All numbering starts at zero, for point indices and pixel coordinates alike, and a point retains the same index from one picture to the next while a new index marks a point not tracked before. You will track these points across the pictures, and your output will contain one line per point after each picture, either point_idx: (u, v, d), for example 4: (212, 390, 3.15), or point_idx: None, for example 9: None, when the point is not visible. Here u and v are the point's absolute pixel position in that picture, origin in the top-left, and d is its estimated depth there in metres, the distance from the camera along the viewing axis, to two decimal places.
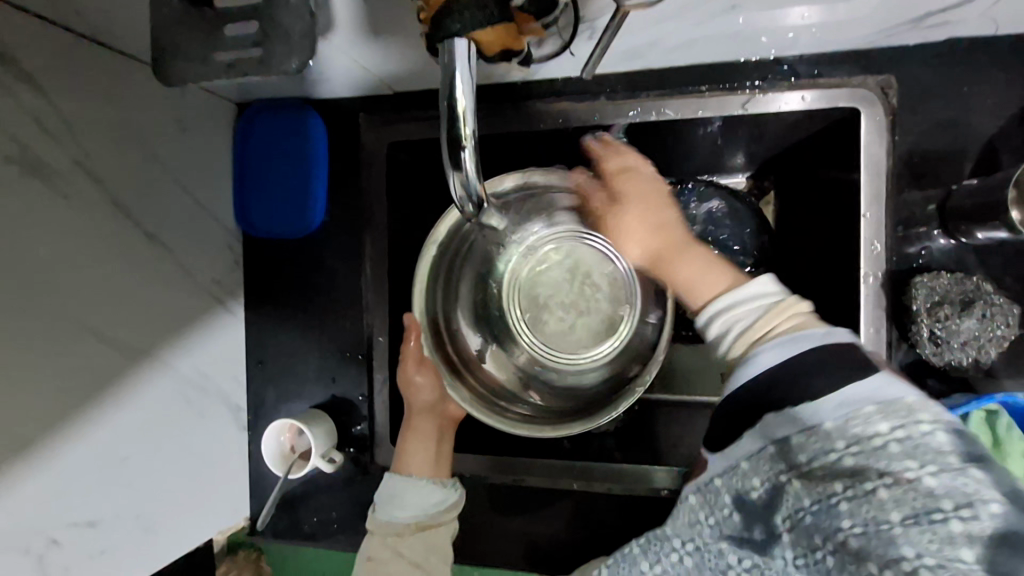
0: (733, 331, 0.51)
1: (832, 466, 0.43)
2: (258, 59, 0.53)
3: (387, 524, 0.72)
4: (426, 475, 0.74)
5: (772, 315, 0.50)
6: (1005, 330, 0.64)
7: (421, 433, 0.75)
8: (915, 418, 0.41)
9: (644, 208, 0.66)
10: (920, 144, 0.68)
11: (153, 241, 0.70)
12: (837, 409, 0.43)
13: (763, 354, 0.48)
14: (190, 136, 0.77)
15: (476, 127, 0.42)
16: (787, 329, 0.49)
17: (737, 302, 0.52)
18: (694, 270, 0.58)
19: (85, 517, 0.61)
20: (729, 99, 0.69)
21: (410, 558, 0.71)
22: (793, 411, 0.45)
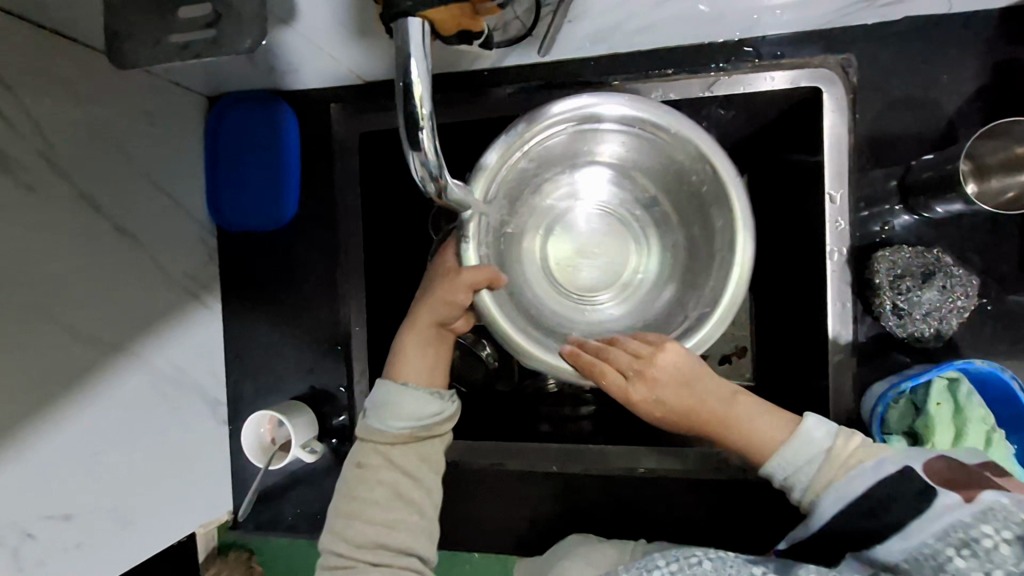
0: (799, 487, 0.54)
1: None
2: (211, 40, 0.56)
3: (380, 431, 0.64)
4: (422, 385, 0.65)
5: (841, 456, 0.53)
6: (966, 301, 0.65)
7: (425, 339, 0.66)
8: (976, 533, 0.42)
9: (684, 394, 0.56)
10: (881, 122, 0.70)
11: (123, 234, 0.70)
12: (909, 538, 0.46)
13: (823, 507, 0.52)
14: (159, 129, 0.76)
15: (433, 107, 0.43)
16: (850, 473, 0.52)
17: (795, 460, 0.54)
18: (762, 428, 0.56)
19: (60, 511, 0.61)
20: (694, 82, 0.70)
21: (404, 467, 0.64)
22: (885, 547, 0.48)
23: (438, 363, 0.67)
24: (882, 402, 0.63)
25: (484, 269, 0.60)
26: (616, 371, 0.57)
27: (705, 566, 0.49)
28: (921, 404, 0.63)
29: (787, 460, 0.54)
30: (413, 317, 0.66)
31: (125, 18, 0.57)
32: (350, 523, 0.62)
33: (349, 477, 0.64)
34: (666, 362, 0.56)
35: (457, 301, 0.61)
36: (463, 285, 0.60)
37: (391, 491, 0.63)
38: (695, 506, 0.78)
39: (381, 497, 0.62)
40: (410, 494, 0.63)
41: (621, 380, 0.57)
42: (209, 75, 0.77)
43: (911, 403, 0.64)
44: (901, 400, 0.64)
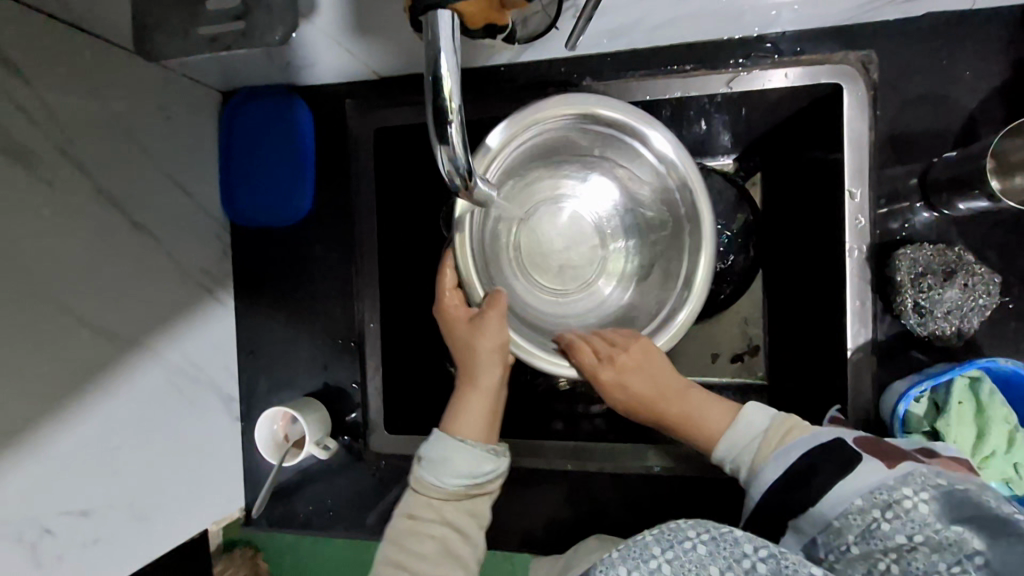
0: (744, 465, 0.56)
1: (857, 548, 0.45)
2: (241, 31, 0.59)
3: (434, 486, 0.60)
4: (479, 442, 0.62)
5: (777, 433, 0.55)
6: (987, 299, 0.65)
7: (485, 390, 0.63)
8: (897, 495, 0.45)
9: (649, 383, 0.60)
10: (901, 119, 0.69)
11: (139, 229, 0.70)
12: (839, 502, 0.48)
13: (763, 475, 0.53)
14: (175, 124, 0.76)
15: (462, 102, 0.43)
16: (778, 450, 0.53)
17: (739, 437, 0.56)
18: (714, 419, 0.59)
19: (78, 506, 0.60)
20: (714, 79, 0.69)
21: (457, 523, 0.60)
22: (811, 514, 0.49)
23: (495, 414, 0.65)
24: (904, 400, 0.62)
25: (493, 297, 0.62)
26: (593, 356, 0.61)
27: (699, 551, 0.45)
28: (943, 403, 0.63)
29: (733, 442, 0.57)
30: (472, 375, 0.64)
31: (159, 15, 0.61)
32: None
33: (399, 528, 0.60)
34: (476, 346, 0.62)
35: (491, 343, 0.62)
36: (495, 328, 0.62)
37: (441, 546, 0.59)
38: (710, 504, 0.77)
39: (429, 551, 0.58)
40: (458, 549, 0.59)
41: (596, 366, 0.60)
42: (224, 69, 0.76)
43: (934, 402, 0.63)
44: (923, 399, 0.63)
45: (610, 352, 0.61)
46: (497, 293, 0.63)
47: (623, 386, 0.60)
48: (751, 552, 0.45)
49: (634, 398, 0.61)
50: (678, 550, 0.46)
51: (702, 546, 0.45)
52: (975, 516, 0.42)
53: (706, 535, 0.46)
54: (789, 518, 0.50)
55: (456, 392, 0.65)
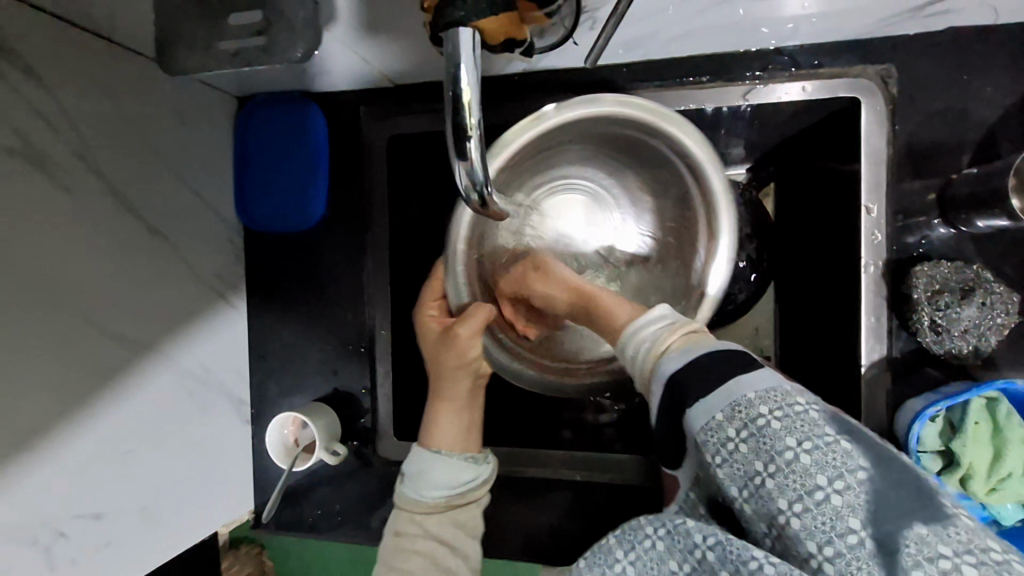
0: (641, 357, 0.53)
1: (746, 449, 0.43)
2: (262, 47, 0.63)
3: (416, 501, 0.65)
4: (457, 452, 0.66)
5: (680, 330, 0.51)
6: (1005, 318, 0.64)
7: (454, 403, 0.67)
8: (756, 411, 0.43)
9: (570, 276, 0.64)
10: (920, 134, 0.69)
11: (155, 234, 0.70)
12: (729, 400, 0.44)
13: (667, 365, 0.49)
14: (191, 129, 0.77)
15: (481, 116, 0.42)
16: (681, 343, 0.50)
17: (637, 330, 0.54)
18: (616, 317, 0.58)
19: (92, 510, 0.61)
20: (729, 91, 0.69)
21: (440, 536, 0.64)
22: (696, 410, 0.45)
23: (473, 420, 0.68)
24: (920, 418, 0.62)
25: (476, 310, 0.63)
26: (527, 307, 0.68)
27: (657, 548, 0.47)
28: (959, 423, 0.63)
29: (642, 332, 0.53)
30: (441, 391, 0.67)
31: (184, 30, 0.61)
32: None
33: (388, 549, 0.65)
34: (444, 363, 0.65)
35: (465, 355, 0.64)
36: (463, 341, 0.64)
37: (428, 561, 0.62)
38: None
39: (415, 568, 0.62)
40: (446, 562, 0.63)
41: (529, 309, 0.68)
42: (241, 77, 0.77)
43: (948, 421, 0.63)
44: (939, 418, 0.63)
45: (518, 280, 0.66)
46: (480, 305, 0.64)
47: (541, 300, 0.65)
48: (701, 542, 0.44)
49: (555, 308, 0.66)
50: (638, 550, 0.48)
51: (661, 542, 0.47)
52: (853, 427, 0.42)
53: (663, 530, 0.47)
54: (683, 420, 0.47)
55: (429, 405, 0.68)
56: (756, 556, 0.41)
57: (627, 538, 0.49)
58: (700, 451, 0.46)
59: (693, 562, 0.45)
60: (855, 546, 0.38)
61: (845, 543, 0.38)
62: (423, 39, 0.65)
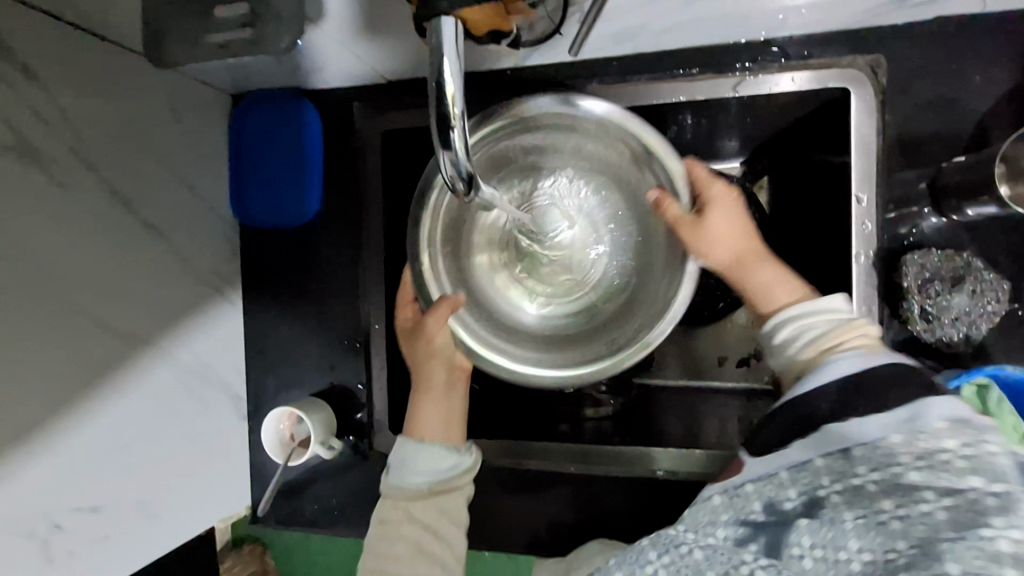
0: (800, 341, 0.55)
1: (917, 474, 0.41)
2: (248, 39, 0.60)
3: (399, 487, 0.66)
4: (439, 441, 0.67)
5: (850, 329, 0.53)
6: (995, 305, 0.64)
7: (433, 393, 0.68)
8: (943, 442, 0.42)
9: (739, 220, 0.60)
10: (910, 123, 0.69)
11: (150, 229, 0.71)
12: (906, 424, 0.44)
13: (840, 363, 0.50)
14: (185, 126, 0.77)
15: (465, 107, 0.43)
16: (866, 345, 0.52)
17: (807, 316, 0.56)
18: (780, 289, 0.59)
19: (89, 503, 0.62)
20: (719, 83, 0.69)
21: (427, 523, 0.65)
22: (832, 427, 0.47)
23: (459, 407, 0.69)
24: None
25: (442, 301, 0.62)
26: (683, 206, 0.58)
27: (695, 556, 0.48)
28: None
29: (804, 315, 0.56)
30: (421, 380, 0.68)
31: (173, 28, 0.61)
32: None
33: (374, 536, 0.66)
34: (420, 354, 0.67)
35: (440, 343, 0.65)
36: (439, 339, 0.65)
37: (414, 547, 0.64)
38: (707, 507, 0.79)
39: (403, 552, 0.64)
40: (432, 548, 0.65)
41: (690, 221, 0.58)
42: (235, 73, 0.77)
43: None
44: None
45: (712, 197, 0.60)
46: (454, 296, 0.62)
47: (715, 229, 0.59)
48: (751, 559, 0.45)
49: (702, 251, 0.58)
50: (674, 555, 0.49)
51: (700, 552, 0.48)
52: None
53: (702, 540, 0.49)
54: (826, 416, 0.49)
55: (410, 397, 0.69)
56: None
57: (660, 542, 0.51)
58: (850, 460, 0.45)
59: None
60: None
61: None
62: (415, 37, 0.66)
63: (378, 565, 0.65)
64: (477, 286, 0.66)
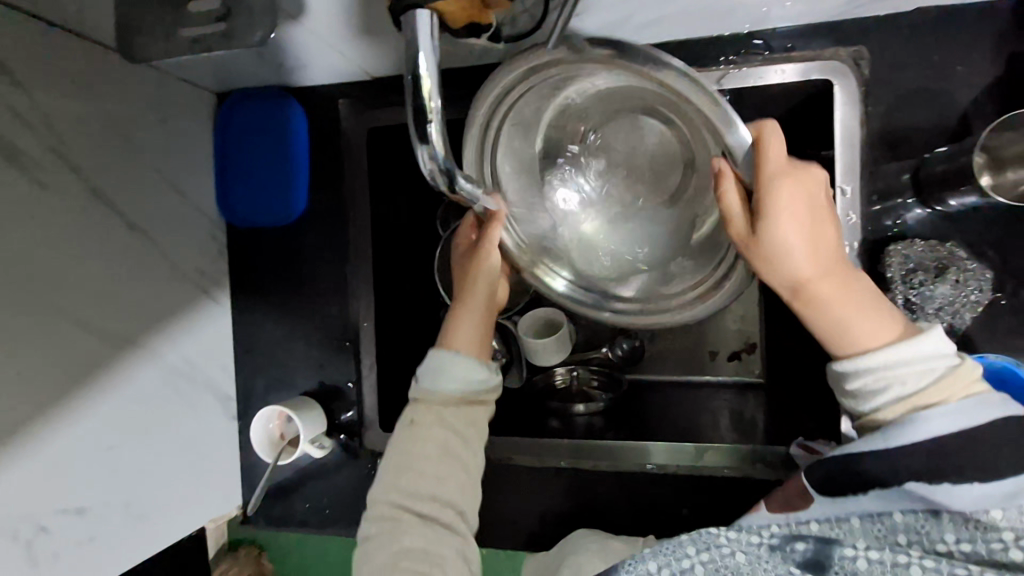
0: (892, 389, 0.50)
1: (1000, 547, 0.45)
2: (221, 33, 0.56)
3: (432, 392, 0.62)
4: (473, 354, 0.63)
5: (950, 380, 0.49)
6: (979, 295, 0.65)
7: (472, 305, 0.65)
8: None
9: (823, 228, 0.52)
10: (893, 115, 0.69)
11: (134, 229, 0.70)
12: (1009, 499, 0.45)
13: (933, 423, 0.47)
14: (169, 125, 0.77)
15: (442, 101, 0.43)
16: (970, 396, 0.48)
17: (900, 362, 0.50)
18: (863, 326, 0.52)
19: (75, 504, 0.62)
20: (703, 76, 0.69)
21: (455, 429, 0.61)
22: (914, 487, 0.47)
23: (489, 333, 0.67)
24: None
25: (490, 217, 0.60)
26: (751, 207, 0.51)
27: (737, 558, 0.51)
28: None
29: (896, 359, 0.50)
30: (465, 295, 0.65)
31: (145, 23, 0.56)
32: (403, 473, 0.59)
33: (401, 436, 0.61)
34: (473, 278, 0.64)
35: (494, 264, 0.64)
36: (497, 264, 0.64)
37: (442, 450, 0.60)
38: (705, 505, 0.76)
39: (432, 453, 0.59)
40: (459, 453, 0.60)
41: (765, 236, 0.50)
42: (218, 72, 0.77)
43: None
44: None
45: (800, 200, 0.50)
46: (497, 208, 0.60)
47: (801, 246, 0.50)
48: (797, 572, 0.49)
49: (776, 270, 0.51)
50: (714, 553, 0.52)
51: (743, 556, 0.51)
52: None
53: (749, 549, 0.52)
54: (910, 480, 0.47)
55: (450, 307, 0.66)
56: None
57: (702, 540, 0.53)
58: (938, 518, 0.47)
59: None
60: None
61: None
62: (394, 45, 0.67)
63: (399, 466, 0.60)
64: (549, 254, 0.65)
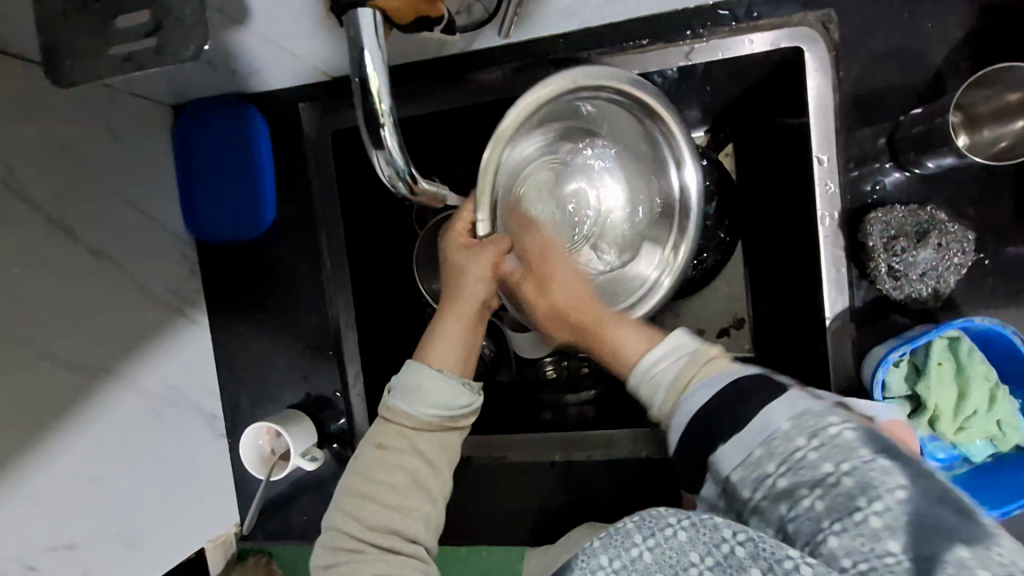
0: (656, 394, 0.54)
1: (784, 482, 0.42)
2: (152, 50, 0.48)
3: (406, 415, 0.59)
4: (455, 373, 0.61)
5: (693, 371, 0.53)
6: (961, 257, 0.64)
7: (459, 314, 0.62)
8: (824, 420, 0.43)
9: (561, 268, 0.64)
10: (865, 78, 0.68)
11: (98, 256, 0.68)
12: (762, 433, 0.45)
13: (691, 399, 0.51)
14: (124, 144, 0.73)
15: (393, 103, 0.41)
16: (707, 375, 0.52)
17: (652, 363, 0.55)
18: (625, 340, 0.59)
19: (64, 540, 0.60)
20: (671, 52, 0.68)
21: (426, 455, 0.59)
22: (717, 457, 0.47)
23: (474, 343, 0.63)
24: (884, 366, 0.61)
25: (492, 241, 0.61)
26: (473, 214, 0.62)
27: (680, 538, 0.42)
28: (923, 365, 0.63)
29: (648, 367, 0.55)
30: (452, 299, 0.63)
31: (65, 35, 0.49)
32: (364, 505, 0.58)
33: (367, 459, 0.59)
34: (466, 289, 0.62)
35: (489, 275, 0.62)
36: (483, 270, 0.61)
37: (410, 477, 0.58)
38: None
39: (398, 482, 0.58)
40: (427, 482, 0.59)
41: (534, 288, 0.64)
42: (173, 85, 0.74)
43: (914, 365, 0.63)
44: (904, 362, 0.63)
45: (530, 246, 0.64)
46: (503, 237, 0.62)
47: (571, 279, 0.63)
48: (730, 537, 0.40)
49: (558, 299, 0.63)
50: (659, 537, 0.42)
51: (683, 532, 0.42)
52: (892, 448, 0.41)
53: (687, 520, 0.42)
54: (709, 457, 0.47)
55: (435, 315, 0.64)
56: (792, 557, 0.37)
57: (644, 521, 0.43)
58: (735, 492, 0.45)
59: (719, 558, 0.40)
60: (891, 565, 0.36)
61: (885, 566, 0.36)
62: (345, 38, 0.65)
63: (360, 494, 0.58)
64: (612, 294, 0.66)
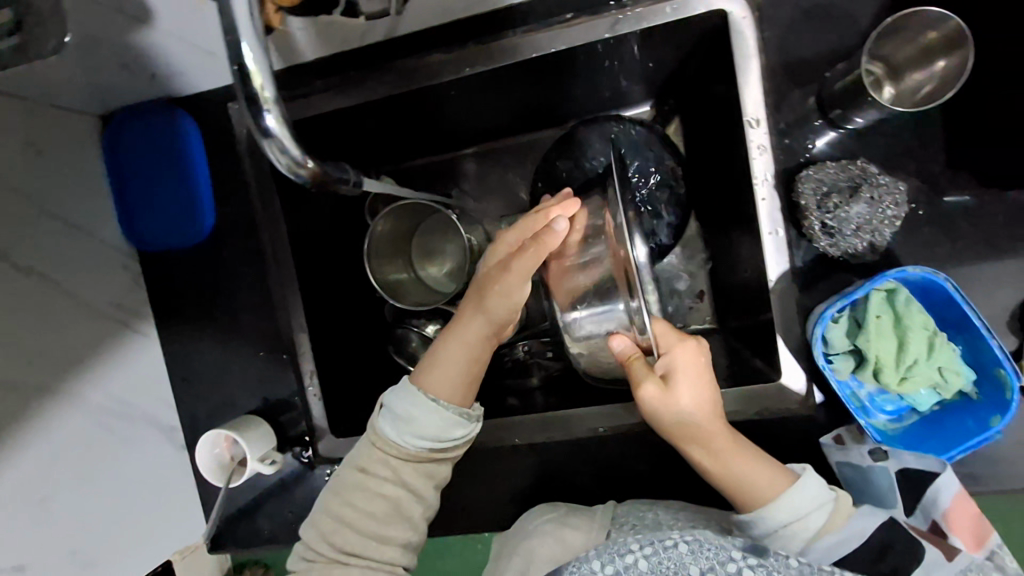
0: (782, 533, 0.57)
1: None
2: (15, 47, 0.47)
3: (392, 443, 0.60)
4: (449, 403, 0.61)
5: (837, 518, 0.57)
6: (895, 209, 0.64)
7: (465, 335, 0.63)
8: None
9: (695, 388, 0.60)
10: (791, 38, 0.67)
11: (27, 272, 0.66)
12: None
13: (824, 547, 0.55)
14: (48, 157, 0.71)
15: (278, 90, 0.41)
16: (841, 531, 0.56)
17: (782, 505, 0.58)
18: (759, 479, 0.60)
19: (10, 562, 0.59)
20: (596, 23, 0.67)
21: (407, 484, 0.60)
22: None
23: (476, 372, 0.64)
24: (822, 321, 0.62)
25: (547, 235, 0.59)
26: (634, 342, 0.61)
27: (681, 548, 0.52)
28: (862, 319, 0.63)
29: (780, 508, 0.58)
30: (460, 318, 0.64)
31: None
32: (337, 529, 0.59)
33: (349, 480, 0.61)
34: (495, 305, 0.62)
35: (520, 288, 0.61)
36: (521, 275, 0.60)
37: (391, 506, 0.60)
38: (661, 459, 0.76)
39: (379, 510, 0.59)
40: (409, 510, 0.60)
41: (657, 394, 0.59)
42: (95, 93, 0.73)
43: (854, 319, 0.64)
44: (843, 317, 0.64)
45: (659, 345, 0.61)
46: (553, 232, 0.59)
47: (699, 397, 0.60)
48: (739, 557, 0.51)
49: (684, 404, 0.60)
50: (658, 548, 0.53)
51: (686, 546, 0.53)
52: None
53: (689, 538, 0.53)
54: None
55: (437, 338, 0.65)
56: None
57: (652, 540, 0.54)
58: None
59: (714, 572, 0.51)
60: None
61: None
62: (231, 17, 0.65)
63: (335, 520, 0.60)
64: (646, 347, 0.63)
